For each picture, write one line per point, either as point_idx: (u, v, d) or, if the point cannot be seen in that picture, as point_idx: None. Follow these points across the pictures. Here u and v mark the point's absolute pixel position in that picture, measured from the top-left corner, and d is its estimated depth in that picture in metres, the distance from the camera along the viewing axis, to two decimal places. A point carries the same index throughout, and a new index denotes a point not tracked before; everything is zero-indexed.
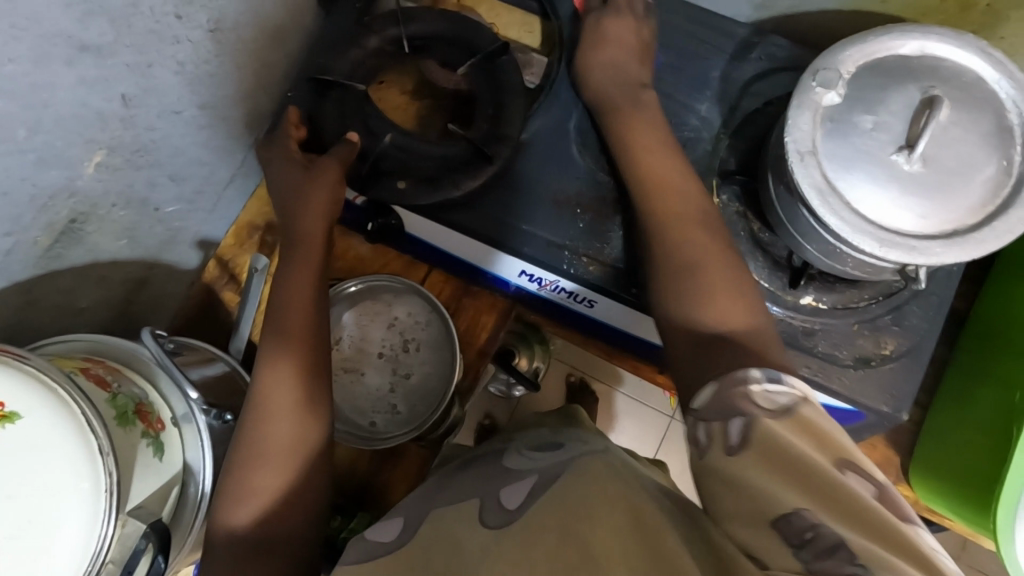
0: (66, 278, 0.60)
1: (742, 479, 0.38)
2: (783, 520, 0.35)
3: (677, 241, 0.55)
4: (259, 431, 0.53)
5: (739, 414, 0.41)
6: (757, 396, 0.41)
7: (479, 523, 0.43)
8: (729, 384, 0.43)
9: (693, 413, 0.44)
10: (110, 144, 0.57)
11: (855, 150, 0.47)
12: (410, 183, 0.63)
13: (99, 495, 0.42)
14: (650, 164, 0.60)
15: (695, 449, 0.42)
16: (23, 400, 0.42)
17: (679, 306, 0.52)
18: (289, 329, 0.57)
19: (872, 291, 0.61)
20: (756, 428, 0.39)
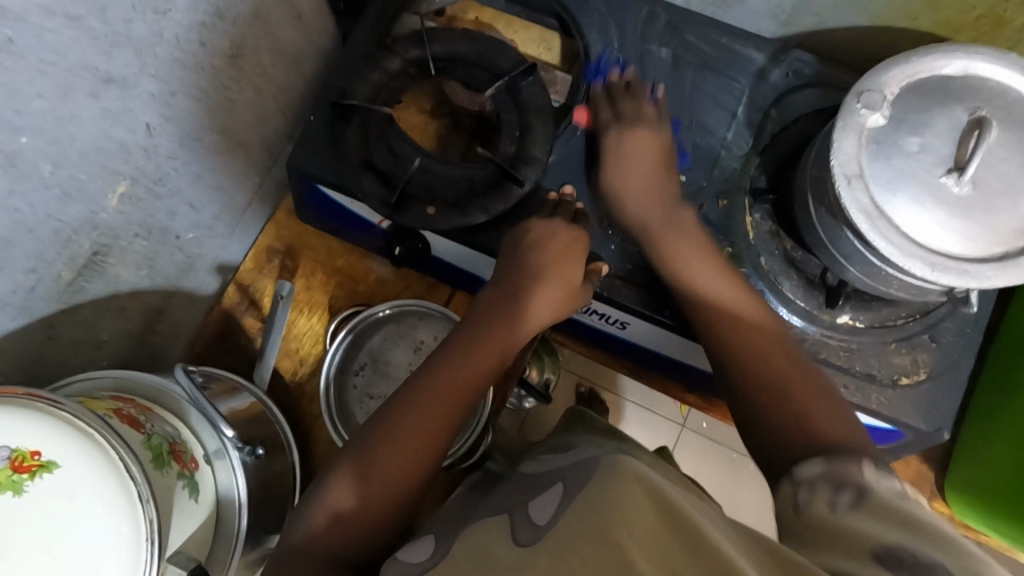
0: (87, 311, 0.58)
1: (846, 528, 0.36)
2: (884, 553, 0.34)
3: (702, 291, 0.56)
4: (340, 492, 0.48)
5: (848, 484, 0.40)
6: (874, 478, 0.39)
7: (512, 542, 0.41)
8: (842, 466, 0.41)
9: (790, 482, 0.43)
10: (133, 174, 0.56)
11: (900, 172, 0.46)
12: (438, 210, 0.61)
13: (140, 543, 0.41)
14: (650, 208, 0.60)
15: (790, 508, 0.41)
16: (59, 448, 0.40)
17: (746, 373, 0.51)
18: (425, 415, 0.51)
19: (908, 309, 0.60)
20: (869, 500, 0.38)
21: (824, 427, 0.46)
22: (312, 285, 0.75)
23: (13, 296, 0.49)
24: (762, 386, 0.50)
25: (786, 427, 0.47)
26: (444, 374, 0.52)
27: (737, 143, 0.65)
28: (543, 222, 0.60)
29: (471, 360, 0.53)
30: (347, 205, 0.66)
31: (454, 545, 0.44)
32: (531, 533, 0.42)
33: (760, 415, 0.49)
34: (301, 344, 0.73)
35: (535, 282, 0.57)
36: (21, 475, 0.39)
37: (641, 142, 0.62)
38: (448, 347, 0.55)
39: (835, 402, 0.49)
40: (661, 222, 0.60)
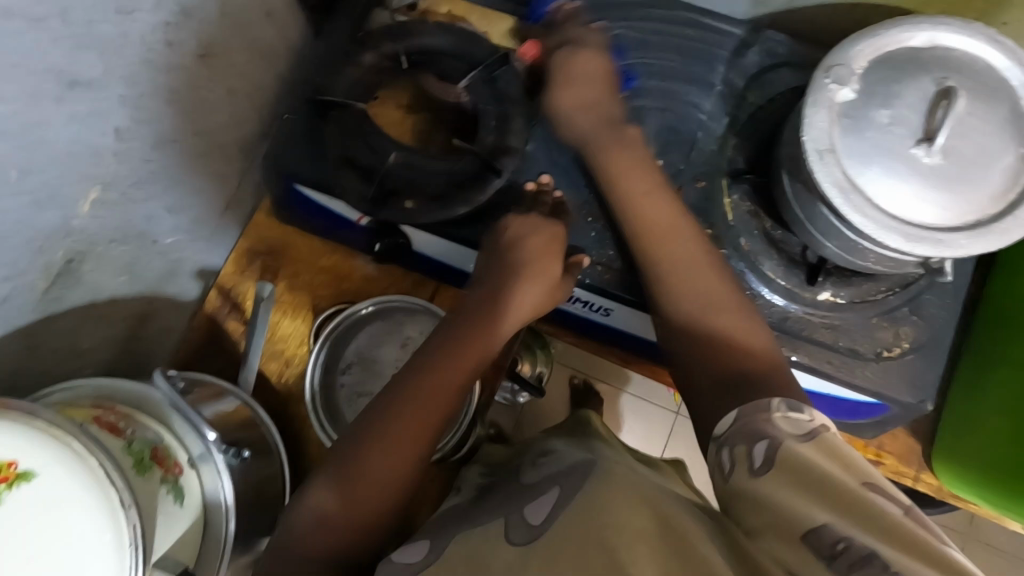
0: (65, 320, 0.57)
1: (769, 500, 0.39)
2: (812, 534, 0.37)
3: (673, 266, 0.55)
4: (325, 498, 0.49)
5: (765, 438, 0.42)
6: (781, 423, 0.42)
7: (507, 542, 0.44)
8: (751, 413, 0.45)
9: (715, 442, 0.46)
10: (106, 179, 0.55)
11: (873, 146, 0.46)
12: (417, 203, 0.61)
13: (124, 549, 0.40)
14: (647, 213, 0.58)
15: (719, 473, 0.44)
16: (36, 456, 0.40)
17: (685, 315, 0.54)
18: (410, 420, 0.50)
19: (889, 283, 0.61)
20: (782, 455, 0.41)
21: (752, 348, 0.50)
22: (296, 286, 0.75)
23: None
24: (702, 357, 0.52)
25: (720, 373, 0.50)
26: (428, 374, 0.52)
27: (715, 125, 0.65)
28: (525, 224, 0.60)
29: (455, 360, 0.53)
30: (326, 202, 0.65)
31: (450, 546, 0.47)
32: (525, 532, 0.45)
33: (697, 356, 0.52)
34: (287, 345, 0.73)
35: (518, 278, 0.57)
36: (1, 485, 0.39)
37: (599, 131, 0.61)
38: (431, 348, 0.54)
39: (765, 337, 0.52)
40: (624, 183, 0.59)
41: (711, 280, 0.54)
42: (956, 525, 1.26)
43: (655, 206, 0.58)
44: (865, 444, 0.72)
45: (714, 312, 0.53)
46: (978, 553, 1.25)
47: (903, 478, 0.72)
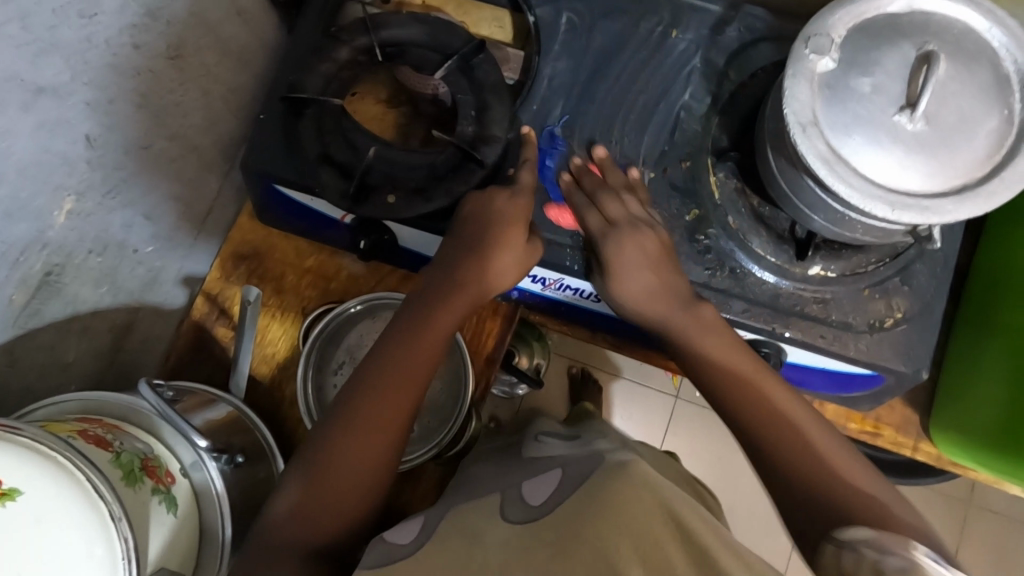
0: (47, 333, 0.56)
1: None
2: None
3: (784, 445, 0.50)
4: (303, 476, 0.51)
5: (903, 566, 0.38)
6: (925, 560, 0.39)
7: (503, 518, 0.45)
8: (891, 540, 0.41)
9: (835, 541, 0.44)
10: (79, 188, 0.54)
11: (855, 116, 0.45)
12: (399, 198, 0.60)
13: (117, 562, 0.40)
14: (735, 365, 0.54)
15: (838, 573, 0.42)
16: (21, 473, 0.39)
17: (789, 478, 0.49)
18: (382, 401, 0.53)
19: (878, 253, 0.60)
20: (918, 575, 0.37)
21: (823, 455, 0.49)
22: (283, 288, 0.74)
23: None
24: (794, 476, 0.49)
25: (822, 502, 0.47)
26: (397, 355, 0.55)
27: (697, 103, 0.64)
28: (496, 198, 0.58)
29: (422, 340, 0.56)
30: (307, 201, 0.64)
31: (444, 522, 0.48)
32: (522, 510, 0.45)
33: (804, 486, 0.48)
34: (277, 349, 0.72)
35: (481, 262, 0.57)
36: None
37: (622, 190, 0.60)
38: (397, 329, 0.57)
39: (860, 460, 0.50)
40: (657, 272, 0.56)
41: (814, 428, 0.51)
42: (957, 495, 1.27)
43: (734, 357, 0.54)
44: (862, 416, 0.72)
45: (789, 451, 0.50)
46: (979, 522, 1.26)
47: (901, 448, 0.72)
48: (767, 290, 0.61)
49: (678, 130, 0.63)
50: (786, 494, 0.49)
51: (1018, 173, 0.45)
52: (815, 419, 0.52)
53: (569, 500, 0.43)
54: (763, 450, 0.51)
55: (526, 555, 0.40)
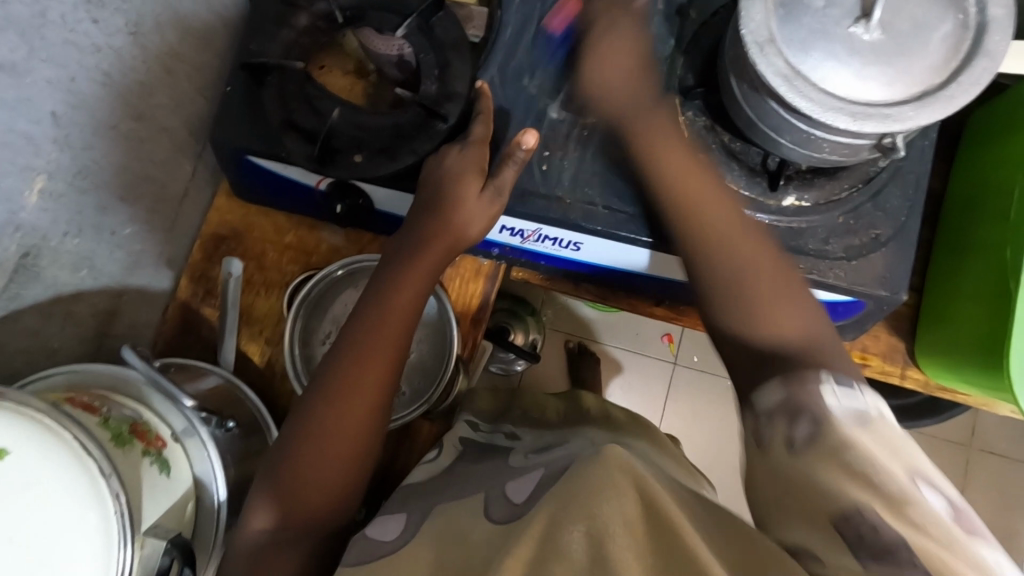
0: (30, 317, 0.57)
1: (804, 480, 0.40)
2: (855, 539, 0.36)
3: (733, 257, 0.55)
4: (275, 484, 0.51)
5: (806, 412, 0.44)
6: (833, 397, 0.44)
7: (485, 517, 0.47)
8: (812, 388, 0.45)
9: (755, 415, 0.48)
10: (49, 168, 0.54)
11: (812, 30, 0.46)
12: (367, 157, 0.60)
13: (110, 518, 0.40)
14: (726, 269, 0.55)
15: (755, 444, 0.46)
16: (8, 435, 0.39)
17: (732, 323, 0.55)
18: (336, 432, 0.52)
19: (851, 179, 0.61)
20: (824, 435, 0.41)
21: (753, 289, 0.54)
22: (265, 264, 0.74)
23: None
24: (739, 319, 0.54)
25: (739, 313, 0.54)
26: (346, 375, 0.53)
27: (662, 44, 0.64)
28: (446, 157, 0.59)
29: (371, 361, 0.54)
30: (281, 170, 0.64)
31: (430, 519, 0.51)
32: (505, 508, 0.48)
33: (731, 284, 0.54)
34: (264, 325, 0.72)
35: (439, 229, 0.59)
36: None
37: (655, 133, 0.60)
38: (345, 346, 0.55)
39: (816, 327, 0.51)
40: (693, 195, 0.57)
41: (774, 277, 0.54)
42: (957, 437, 1.28)
43: (716, 218, 0.56)
44: (848, 349, 0.72)
45: (766, 309, 0.53)
46: (982, 463, 1.27)
47: (889, 376, 0.73)
48: None
49: (648, 72, 0.62)
50: (714, 272, 0.55)
51: (975, 77, 0.45)
52: (779, 267, 0.54)
53: (546, 497, 0.43)
54: (738, 329, 0.54)
55: (498, 551, 0.41)
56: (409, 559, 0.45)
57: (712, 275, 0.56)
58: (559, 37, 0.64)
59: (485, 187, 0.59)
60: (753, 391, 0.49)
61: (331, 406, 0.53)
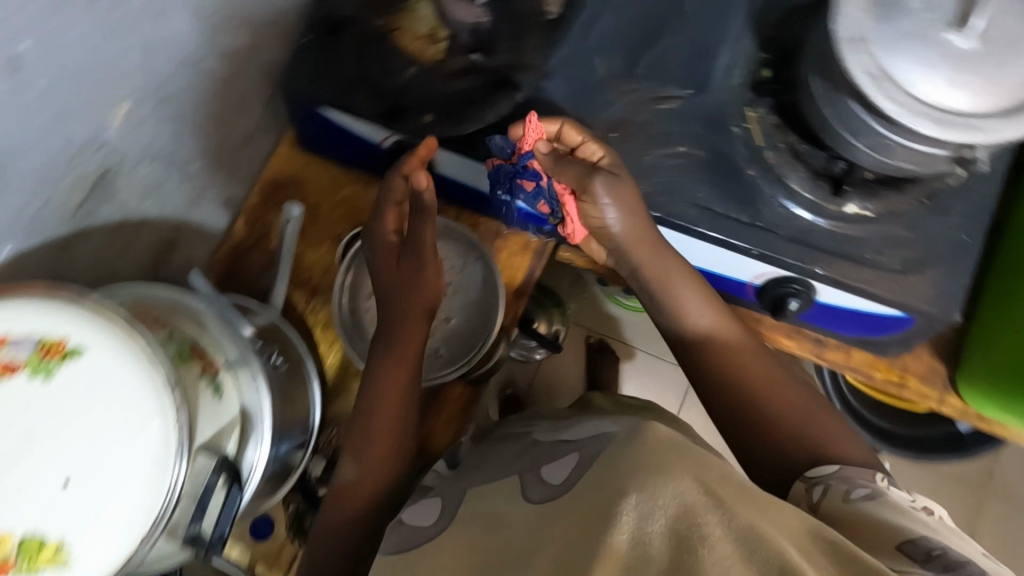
0: (100, 235, 0.59)
1: (862, 517, 0.47)
2: (905, 544, 0.43)
3: (749, 387, 0.59)
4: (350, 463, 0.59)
5: (865, 486, 0.50)
6: (885, 487, 0.50)
7: (524, 498, 0.49)
8: (853, 471, 0.52)
9: (806, 478, 0.53)
10: (134, 94, 0.56)
11: (904, 32, 0.46)
12: (436, 118, 0.62)
13: (172, 429, 0.41)
14: (718, 344, 0.61)
15: (807, 500, 0.52)
16: (86, 334, 0.41)
17: (796, 449, 0.55)
18: (375, 441, 0.58)
19: (915, 194, 0.60)
20: (882, 497, 0.48)
21: (818, 433, 0.56)
22: (318, 216, 0.75)
23: (22, 214, 0.50)
24: (769, 437, 0.57)
25: (751, 417, 0.58)
26: (396, 348, 0.58)
27: (740, 38, 0.63)
28: (420, 227, 0.57)
29: (407, 342, 0.59)
30: (351, 124, 0.65)
31: (460, 508, 0.54)
32: (541, 488, 0.49)
33: (776, 454, 0.56)
34: (311, 274, 0.74)
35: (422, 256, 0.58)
36: (53, 358, 0.40)
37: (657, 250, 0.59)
38: (390, 322, 0.59)
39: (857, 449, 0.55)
40: (675, 288, 0.60)
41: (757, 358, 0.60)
42: (973, 478, 1.26)
43: (729, 349, 0.60)
44: (888, 367, 0.72)
45: (793, 432, 0.56)
46: (996, 507, 1.25)
47: (926, 400, 0.73)
48: (801, 225, 0.61)
49: (729, 56, 0.63)
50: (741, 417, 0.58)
51: None
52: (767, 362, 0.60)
53: (585, 480, 0.45)
54: (777, 451, 0.56)
55: (545, 540, 0.42)
56: (452, 544, 0.49)
57: (755, 447, 0.57)
58: (638, 18, 0.64)
59: (439, 259, 0.59)
60: (805, 465, 0.54)
61: (367, 422, 0.58)
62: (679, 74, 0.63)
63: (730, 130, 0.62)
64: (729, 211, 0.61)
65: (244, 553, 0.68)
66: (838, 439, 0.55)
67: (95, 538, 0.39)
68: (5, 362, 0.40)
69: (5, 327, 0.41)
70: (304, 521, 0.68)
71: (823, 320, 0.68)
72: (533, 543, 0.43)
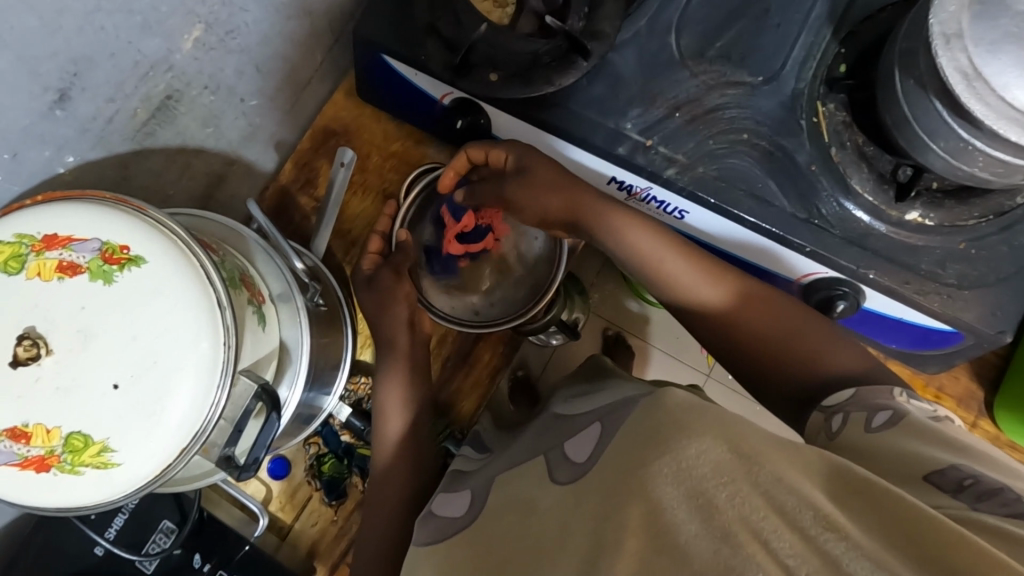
0: (157, 157, 0.61)
1: (888, 445, 0.44)
2: (934, 476, 0.40)
3: (761, 328, 0.59)
4: (393, 421, 0.64)
5: (885, 408, 0.47)
6: (906, 402, 0.47)
7: (552, 481, 0.47)
8: (868, 393, 0.50)
9: (822, 410, 0.52)
10: (207, 19, 0.56)
11: (1005, 33, 0.44)
12: (502, 77, 0.61)
13: (219, 348, 0.42)
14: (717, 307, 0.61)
15: (825, 433, 0.50)
16: (146, 246, 0.42)
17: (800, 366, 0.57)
18: (412, 392, 0.66)
19: (983, 209, 0.58)
20: (903, 419, 0.45)
21: (804, 352, 0.57)
22: (368, 168, 0.76)
23: (93, 123, 0.52)
24: (775, 371, 0.58)
25: (768, 359, 0.58)
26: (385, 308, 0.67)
27: (820, 29, 0.62)
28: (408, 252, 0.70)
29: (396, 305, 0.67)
30: (411, 77, 0.66)
31: (490, 497, 0.52)
32: (569, 467, 0.47)
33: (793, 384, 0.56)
34: (353, 226, 0.75)
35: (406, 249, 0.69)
36: (112, 265, 0.41)
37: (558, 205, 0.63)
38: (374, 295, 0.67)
39: (842, 357, 0.56)
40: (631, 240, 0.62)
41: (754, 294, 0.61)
42: None
43: (734, 313, 0.60)
44: (923, 384, 0.71)
45: (801, 350, 0.57)
46: None
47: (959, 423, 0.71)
48: (858, 228, 0.60)
49: (806, 48, 0.62)
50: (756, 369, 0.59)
51: None
52: (751, 297, 0.61)
53: (601, 462, 0.44)
54: (790, 375, 0.57)
55: (571, 522, 0.42)
56: (488, 535, 0.48)
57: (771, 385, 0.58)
58: None
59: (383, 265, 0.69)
60: (823, 394, 0.54)
61: (388, 379, 0.66)
62: (753, 60, 0.62)
63: (798, 123, 0.61)
64: (787, 205, 0.60)
65: (261, 487, 0.69)
66: (826, 350, 0.57)
67: (135, 445, 0.40)
68: (69, 262, 0.40)
69: (70, 229, 0.41)
70: (325, 462, 0.69)
71: (865, 326, 0.67)
72: (561, 529, 0.42)
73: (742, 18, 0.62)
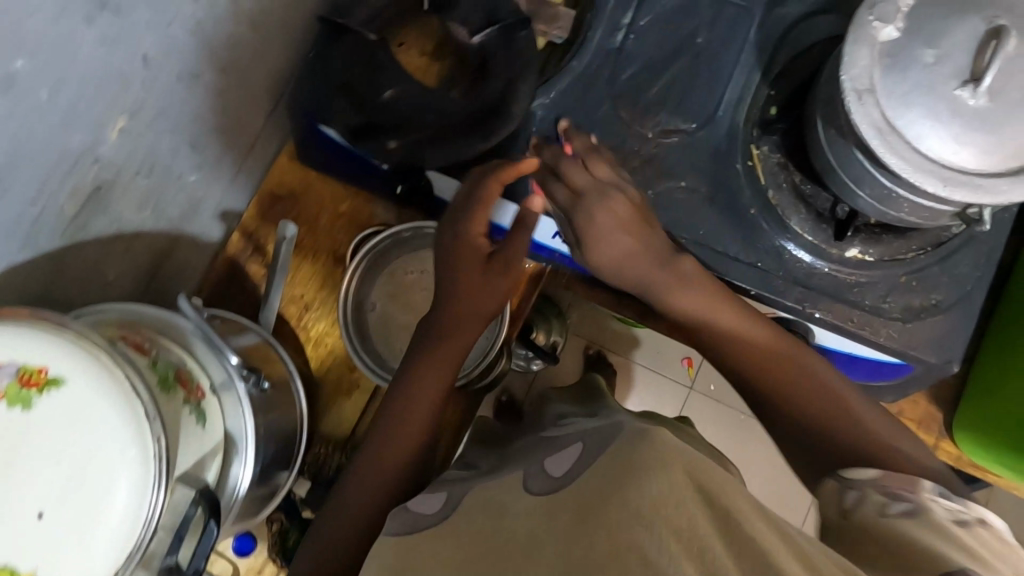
0: (94, 246, 0.60)
1: (900, 536, 0.39)
2: (942, 572, 0.35)
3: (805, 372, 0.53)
4: (388, 427, 0.56)
5: (906, 501, 0.43)
6: (931, 499, 0.42)
7: (524, 488, 0.45)
8: (897, 482, 0.45)
9: (838, 478, 0.48)
10: (132, 108, 0.55)
11: (917, 85, 0.44)
12: (399, 145, 0.61)
13: (148, 459, 0.41)
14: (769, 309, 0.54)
15: (837, 506, 0.46)
16: (64, 365, 0.41)
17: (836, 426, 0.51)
18: (428, 396, 0.57)
19: (921, 241, 0.59)
20: (923, 513, 0.41)
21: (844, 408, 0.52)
22: (317, 229, 0.75)
23: (18, 226, 0.50)
24: (808, 420, 0.52)
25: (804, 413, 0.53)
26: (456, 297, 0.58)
27: (750, 73, 0.62)
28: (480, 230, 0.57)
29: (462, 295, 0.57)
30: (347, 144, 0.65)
31: (465, 499, 0.50)
32: (544, 480, 0.46)
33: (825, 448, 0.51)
34: (305, 290, 0.73)
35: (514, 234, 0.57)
36: (30, 389, 0.40)
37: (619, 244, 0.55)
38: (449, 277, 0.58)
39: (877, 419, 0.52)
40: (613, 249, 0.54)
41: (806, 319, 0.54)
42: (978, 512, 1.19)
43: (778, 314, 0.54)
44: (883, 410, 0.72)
45: (839, 416, 0.51)
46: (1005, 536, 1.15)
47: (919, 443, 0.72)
48: (801, 268, 0.60)
49: (738, 91, 0.62)
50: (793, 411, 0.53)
51: None
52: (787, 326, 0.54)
53: (588, 473, 0.42)
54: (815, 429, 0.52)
55: (544, 523, 0.40)
56: (451, 533, 0.45)
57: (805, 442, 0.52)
58: (646, 47, 0.63)
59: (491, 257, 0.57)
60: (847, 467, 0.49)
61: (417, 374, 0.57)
62: (687, 106, 0.62)
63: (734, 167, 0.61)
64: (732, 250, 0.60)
65: (227, 567, 0.68)
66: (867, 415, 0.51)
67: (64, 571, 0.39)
68: None
69: None
70: (290, 538, 0.68)
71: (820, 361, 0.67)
72: (531, 528, 0.40)
73: (670, 67, 0.63)
